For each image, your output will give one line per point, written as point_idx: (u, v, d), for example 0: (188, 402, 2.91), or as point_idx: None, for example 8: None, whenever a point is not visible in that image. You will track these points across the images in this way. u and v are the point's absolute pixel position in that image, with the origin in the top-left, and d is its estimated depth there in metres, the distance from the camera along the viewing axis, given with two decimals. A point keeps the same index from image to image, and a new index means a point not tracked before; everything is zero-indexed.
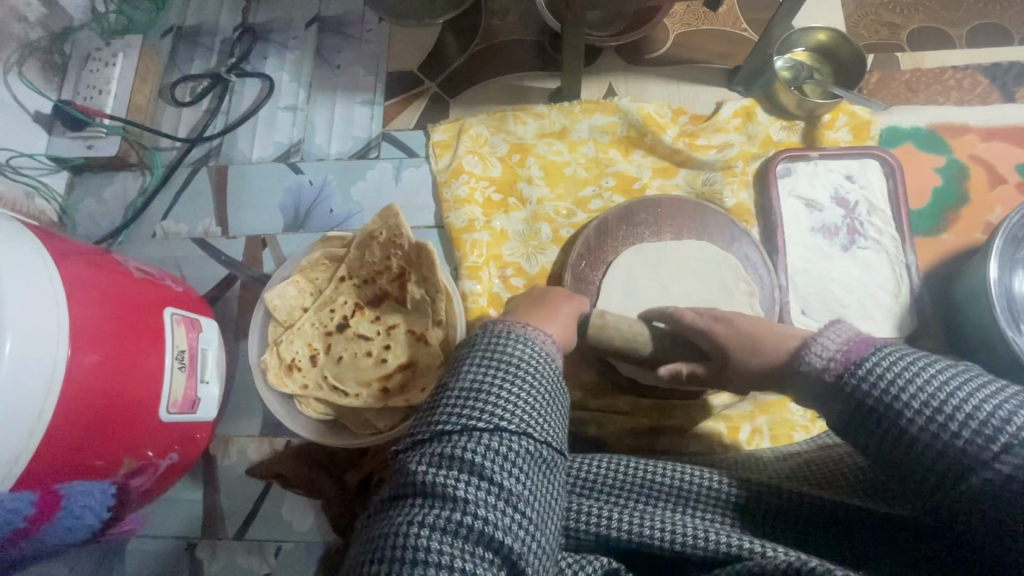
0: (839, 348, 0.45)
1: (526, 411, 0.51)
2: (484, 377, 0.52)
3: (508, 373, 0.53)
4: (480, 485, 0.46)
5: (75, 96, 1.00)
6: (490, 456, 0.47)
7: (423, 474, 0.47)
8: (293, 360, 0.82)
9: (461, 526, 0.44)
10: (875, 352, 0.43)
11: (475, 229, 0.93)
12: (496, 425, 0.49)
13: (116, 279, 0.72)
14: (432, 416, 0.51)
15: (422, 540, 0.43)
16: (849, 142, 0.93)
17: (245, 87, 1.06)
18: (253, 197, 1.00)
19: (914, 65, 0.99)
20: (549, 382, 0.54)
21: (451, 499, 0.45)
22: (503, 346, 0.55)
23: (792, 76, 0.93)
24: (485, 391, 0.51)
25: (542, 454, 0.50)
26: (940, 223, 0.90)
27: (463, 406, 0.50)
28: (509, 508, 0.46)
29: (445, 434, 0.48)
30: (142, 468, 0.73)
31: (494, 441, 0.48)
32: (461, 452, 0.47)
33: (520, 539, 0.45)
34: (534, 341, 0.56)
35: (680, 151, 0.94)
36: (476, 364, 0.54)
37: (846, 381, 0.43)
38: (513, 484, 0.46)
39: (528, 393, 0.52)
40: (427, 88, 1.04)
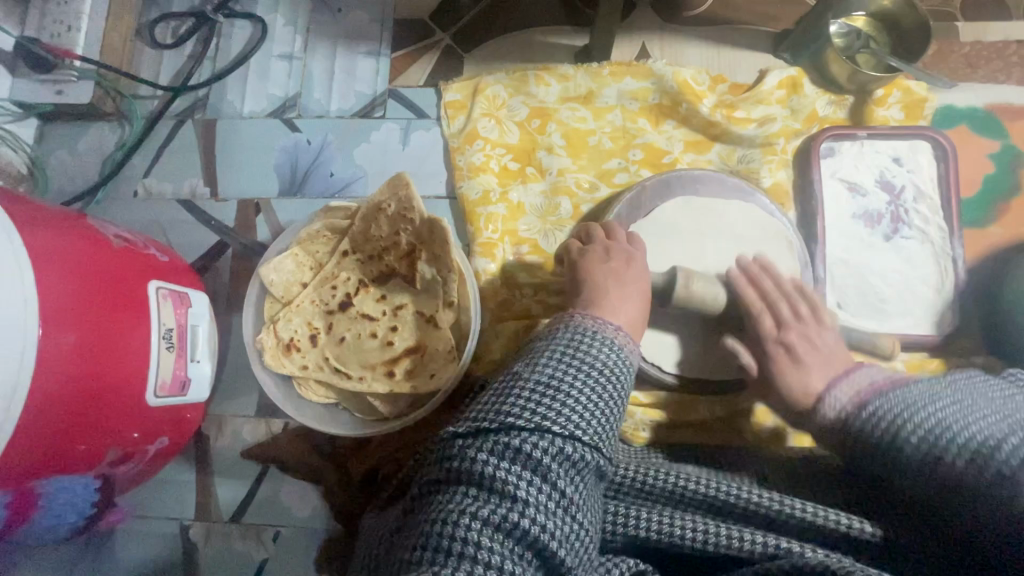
0: (848, 399, 0.56)
1: (597, 423, 0.49)
2: (562, 377, 0.50)
3: (584, 377, 0.51)
4: (542, 487, 0.44)
5: (41, 32, 0.88)
6: (558, 462, 0.45)
7: (486, 464, 0.45)
8: (292, 340, 0.76)
9: (514, 526, 0.42)
10: (879, 397, 0.53)
11: (490, 202, 0.86)
12: (571, 433, 0.46)
13: (92, 248, 0.64)
14: (501, 405, 0.48)
15: (473, 535, 0.42)
16: (900, 121, 0.86)
17: (235, 30, 0.95)
18: (245, 156, 0.91)
19: (974, 38, 0.90)
20: (622, 395, 0.53)
21: (510, 498, 0.43)
22: (584, 350, 0.53)
23: (845, 44, 0.85)
24: (560, 392, 0.49)
25: (602, 469, 0.48)
26: (988, 214, 0.85)
27: (537, 403, 0.48)
28: (566, 517, 0.45)
29: (515, 428, 0.46)
30: (130, 455, 0.68)
31: (567, 449, 0.46)
32: (530, 450, 0.45)
33: (570, 550, 0.44)
34: (613, 347, 0.55)
35: (717, 124, 0.86)
36: (555, 362, 0.52)
37: (853, 419, 0.53)
38: (573, 493, 0.45)
39: (600, 401, 0.50)
40: (439, 40, 0.94)
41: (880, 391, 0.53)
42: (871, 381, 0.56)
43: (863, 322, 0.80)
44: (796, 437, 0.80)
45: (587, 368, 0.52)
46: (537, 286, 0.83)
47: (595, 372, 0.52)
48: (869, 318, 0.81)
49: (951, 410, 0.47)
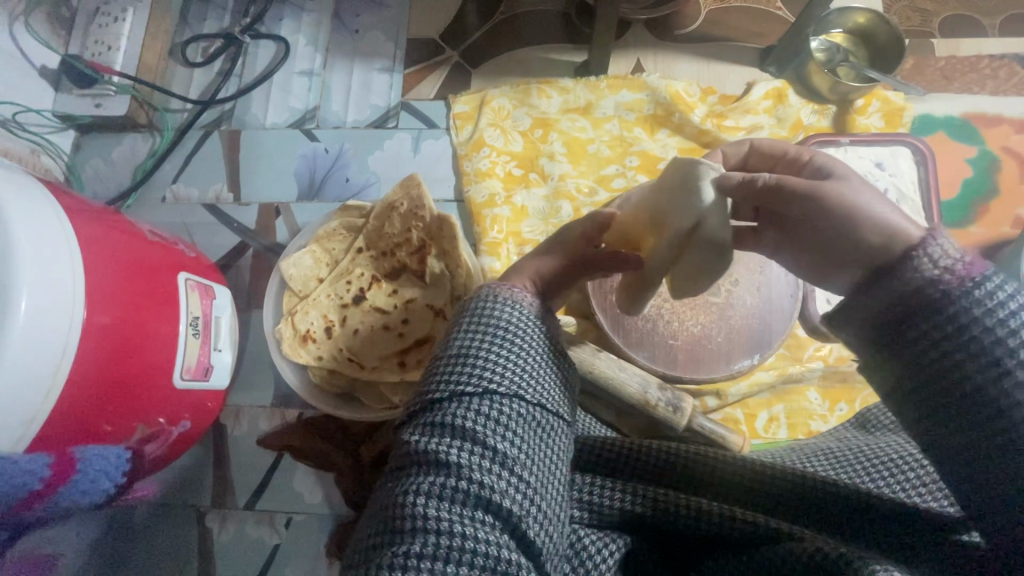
0: (961, 256, 0.39)
1: (517, 373, 0.49)
2: (472, 344, 0.50)
3: (497, 335, 0.50)
4: (474, 450, 0.45)
5: (84, 51, 0.96)
6: (483, 419, 0.46)
7: (417, 442, 0.46)
8: (308, 331, 0.81)
9: (456, 491, 0.43)
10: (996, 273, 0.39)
11: (495, 204, 0.91)
12: (486, 388, 0.47)
13: (129, 240, 0.70)
14: (424, 384, 0.50)
15: (421, 508, 0.42)
16: (881, 128, 0.91)
17: (260, 49, 1.03)
18: (266, 164, 0.97)
19: (949, 53, 0.97)
20: (542, 342, 0.52)
21: (447, 466, 0.44)
22: (488, 312, 0.52)
23: (826, 59, 0.91)
24: (472, 355, 0.49)
25: (537, 415, 0.48)
26: (968, 215, 0.89)
27: (452, 370, 0.49)
28: (505, 472, 0.45)
29: (435, 402, 0.48)
30: (156, 435, 0.72)
31: (485, 404, 0.46)
32: (454, 417, 0.46)
33: (519, 502, 0.44)
34: (521, 301, 0.54)
35: (707, 132, 0.92)
36: (465, 328, 0.52)
37: (963, 293, 0.38)
38: (507, 446, 0.46)
39: (519, 354, 0.50)
40: (448, 57, 1.01)
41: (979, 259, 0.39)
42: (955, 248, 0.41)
43: None
44: (789, 428, 0.83)
45: (495, 327, 0.51)
46: None
47: (504, 328, 0.51)
48: None
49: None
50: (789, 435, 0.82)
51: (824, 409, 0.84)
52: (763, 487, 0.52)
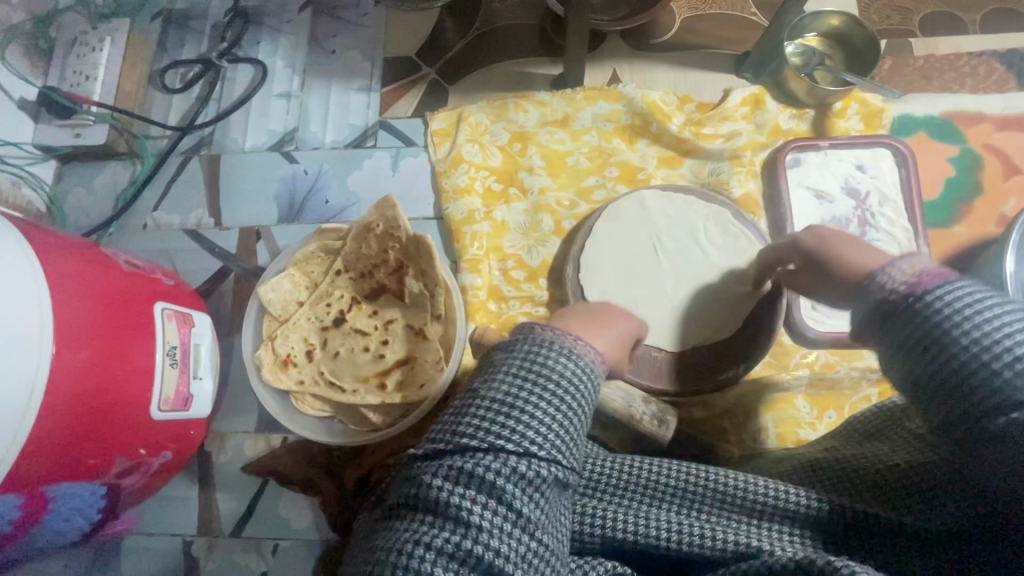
0: (907, 278, 0.41)
1: (558, 435, 0.47)
2: (519, 392, 0.47)
3: (546, 390, 0.48)
4: (498, 511, 0.43)
5: (62, 82, 0.97)
6: (514, 480, 0.44)
7: (439, 489, 0.43)
8: (288, 355, 0.80)
9: (468, 554, 0.41)
10: (946, 285, 0.39)
11: (475, 220, 0.90)
12: (525, 449, 0.45)
13: (102, 272, 0.69)
14: (456, 425, 0.47)
15: (425, 564, 0.41)
16: (861, 131, 0.91)
17: (238, 73, 1.03)
18: (246, 188, 0.97)
19: (928, 51, 0.96)
20: (588, 403, 0.50)
21: (464, 523, 0.42)
22: (546, 360, 0.49)
23: (802, 62, 0.91)
24: (519, 409, 0.46)
25: (565, 481, 0.47)
26: (952, 215, 0.88)
27: (492, 422, 0.46)
28: (525, 536, 0.43)
29: (469, 450, 0.45)
30: (135, 467, 0.72)
31: (522, 465, 0.44)
32: (484, 471, 0.44)
33: (530, 568, 0.43)
34: (579, 356, 0.50)
35: (686, 140, 0.91)
36: (516, 372, 0.48)
37: (918, 304, 0.39)
38: (531, 511, 0.44)
39: (563, 415, 0.47)
40: (425, 74, 1.01)
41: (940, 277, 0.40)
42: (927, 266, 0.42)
43: (836, 321, 0.84)
44: (777, 437, 0.82)
45: (545, 380, 0.48)
46: (524, 300, 0.88)
47: (555, 381, 0.48)
48: (842, 319, 0.84)
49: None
50: (778, 444, 0.81)
51: (813, 417, 0.83)
52: (836, 522, 0.46)
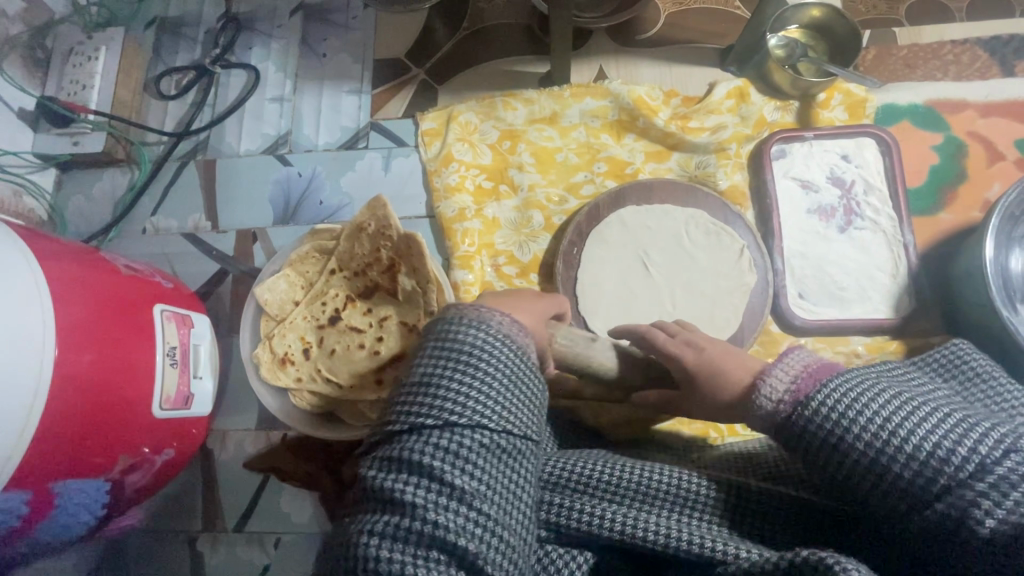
0: (788, 387, 0.48)
1: (478, 401, 0.48)
2: (433, 368, 0.49)
3: (459, 364, 0.49)
4: (431, 488, 0.45)
5: (59, 92, 0.99)
6: (440, 455, 0.46)
7: (377, 476, 0.47)
8: (286, 354, 0.82)
9: (411, 532, 0.44)
10: (823, 388, 0.46)
11: (466, 218, 0.92)
12: (446, 421, 0.47)
13: (102, 276, 0.71)
14: (386, 415, 0.50)
15: (375, 550, 0.44)
16: (845, 121, 0.92)
17: (231, 79, 1.05)
18: (242, 191, 0.99)
19: (911, 40, 0.97)
20: (511, 369, 0.50)
21: (403, 504, 0.45)
22: (453, 335, 0.50)
23: (786, 54, 0.92)
24: (432, 384, 0.48)
25: (498, 445, 0.48)
26: (937, 202, 0.89)
27: (412, 401, 0.48)
28: (462, 508, 0.45)
29: (396, 435, 0.48)
30: (138, 465, 0.73)
31: (444, 438, 0.46)
32: (410, 454, 0.46)
33: (474, 539, 0.44)
34: (488, 323, 0.51)
35: (672, 135, 0.92)
36: (430, 351, 0.51)
37: (800, 416, 0.46)
38: (465, 482, 0.46)
39: (478, 381, 0.48)
40: (415, 75, 1.02)
41: (822, 376, 0.47)
42: (816, 361, 0.49)
43: (823, 309, 0.85)
44: None
45: (459, 353, 0.49)
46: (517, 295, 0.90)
47: (467, 353, 0.49)
48: (830, 306, 0.85)
49: (911, 417, 0.42)
50: None
51: None
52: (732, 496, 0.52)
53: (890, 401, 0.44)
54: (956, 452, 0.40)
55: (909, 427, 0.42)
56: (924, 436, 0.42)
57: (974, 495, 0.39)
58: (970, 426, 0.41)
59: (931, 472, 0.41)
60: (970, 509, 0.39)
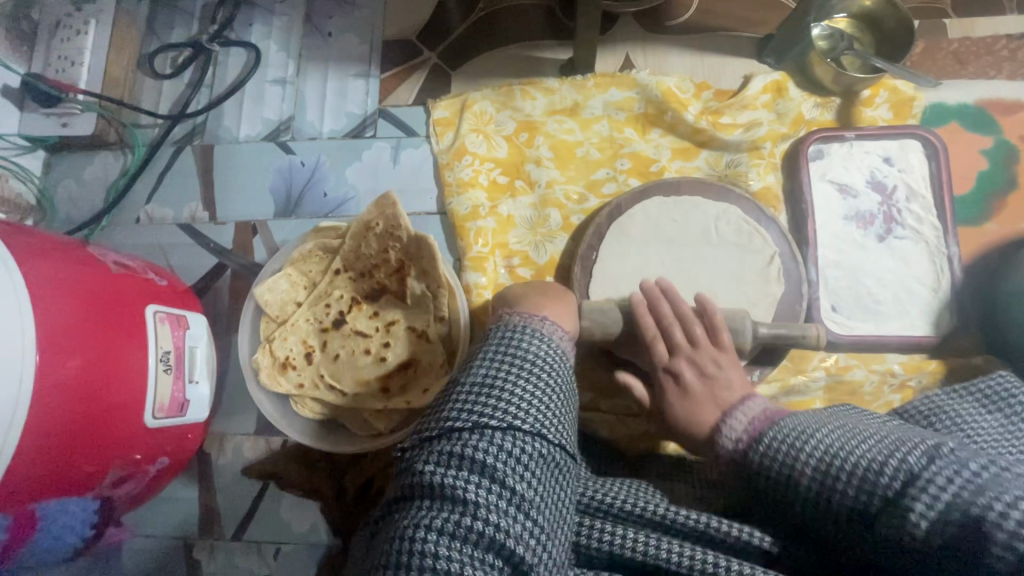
0: (745, 427, 0.53)
1: (538, 411, 0.48)
2: (497, 374, 0.50)
3: (522, 372, 0.50)
4: (491, 488, 0.43)
5: (46, 69, 0.93)
6: (502, 457, 0.45)
7: (433, 473, 0.44)
8: (287, 358, 0.78)
9: (469, 531, 0.41)
10: (772, 429, 0.51)
11: (479, 216, 0.87)
12: (509, 424, 0.46)
13: (90, 275, 0.66)
14: (442, 413, 0.48)
15: (430, 546, 0.41)
16: (889, 121, 0.86)
17: (230, 58, 0.98)
18: (242, 180, 0.93)
19: (963, 34, 0.90)
20: (562, 386, 0.52)
21: (462, 502, 0.43)
22: (516, 345, 0.53)
23: (829, 47, 0.85)
24: (496, 390, 0.49)
25: (555, 458, 0.47)
26: (984, 211, 0.83)
27: (474, 403, 0.48)
28: (520, 515, 0.43)
29: (455, 432, 0.46)
30: (130, 475, 0.70)
31: (506, 441, 0.45)
32: (473, 451, 0.44)
33: (531, 548, 0.43)
34: (552, 341, 0.55)
35: (702, 131, 0.86)
36: (490, 360, 0.52)
37: (749, 454, 0.51)
38: (524, 488, 0.44)
39: (540, 393, 0.49)
40: (427, 59, 0.96)
41: (768, 423, 0.52)
42: (766, 409, 0.55)
43: (858, 323, 0.80)
44: None
45: (522, 363, 0.52)
46: None
47: (530, 364, 0.52)
48: (865, 320, 0.80)
49: (839, 437, 0.46)
50: None
51: None
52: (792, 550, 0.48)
53: (830, 441, 0.46)
54: (923, 468, 0.40)
55: (832, 444, 0.45)
56: (854, 449, 0.44)
57: (910, 500, 0.39)
58: (903, 444, 0.43)
59: (866, 487, 0.42)
60: (905, 513, 0.39)
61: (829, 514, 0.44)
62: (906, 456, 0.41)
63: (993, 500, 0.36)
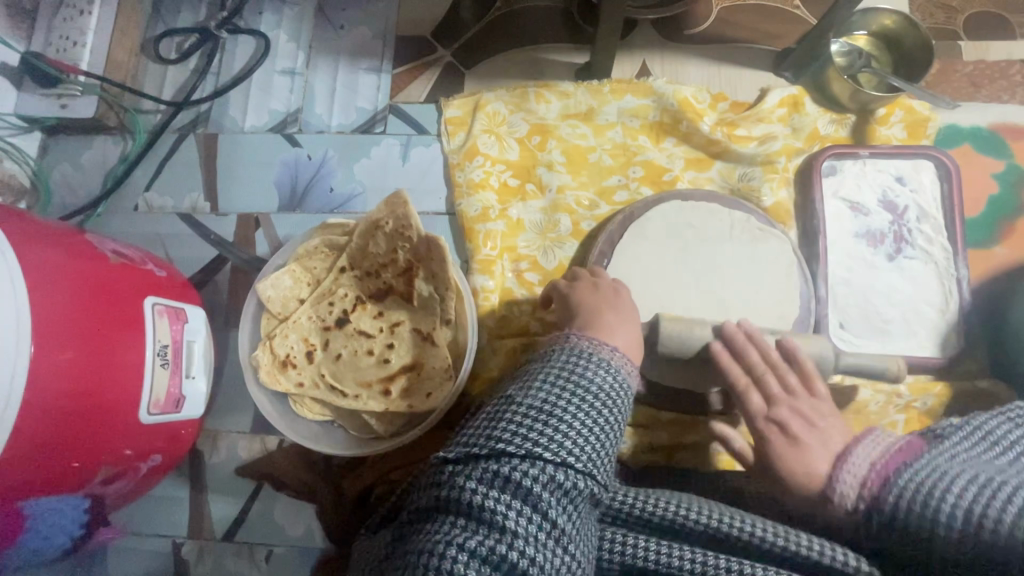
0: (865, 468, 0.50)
1: (591, 446, 0.47)
2: (555, 402, 0.48)
3: (579, 402, 0.49)
4: (532, 518, 0.43)
5: (47, 48, 0.90)
6: (551, 490, 0.43)
7: (474, 492, 0.43)
8: (287, 356, 0.76)
9: (502, 559, 0.41)
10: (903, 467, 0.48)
11: (489, 218, 0.85)
12: (563, 460, 0.45)
13: (89, 265, 0.64)
14: (494, 431, 0.46)
15: (460, 565, 0.40)
16: (903, 140, 0.85)
17: (238, 46, 0.96)
18: (246, 171, 0.91)
19: (977, 57, 0.90)
20: (617, 421, 0.50)
21: (499, 528, 0.42)
22: (578, 372, 0.51)
23: (847, 64, 0.85)
24: (554, 418, 0.47)
25: (597, 496, 0.47)
26: (993, 234, 0.84)
27: (530, 429, 0.46)
28: (557, 549, 0.43)
29: (505, 456, 0.44)
30: (122, 473, 0.68)
31: (559, 476, 0.44)
32: (520, 476, 0.43)
33: None
34: (615, 373, 0.52)
35: (717, 142, 0.85)
36: (550, 384, 0.50)
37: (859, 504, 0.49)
38: (565, 522, 0.44)
39: (596, 428, 0.48)
40: (441, 57, 0.94)
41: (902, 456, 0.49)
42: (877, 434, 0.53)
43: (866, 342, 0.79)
44: None
45: (582, 393, 0.50)
46: (537, 304, 0.83)
47: (590, 396, 0.50)
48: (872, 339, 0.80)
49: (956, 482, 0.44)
50: None
51: None
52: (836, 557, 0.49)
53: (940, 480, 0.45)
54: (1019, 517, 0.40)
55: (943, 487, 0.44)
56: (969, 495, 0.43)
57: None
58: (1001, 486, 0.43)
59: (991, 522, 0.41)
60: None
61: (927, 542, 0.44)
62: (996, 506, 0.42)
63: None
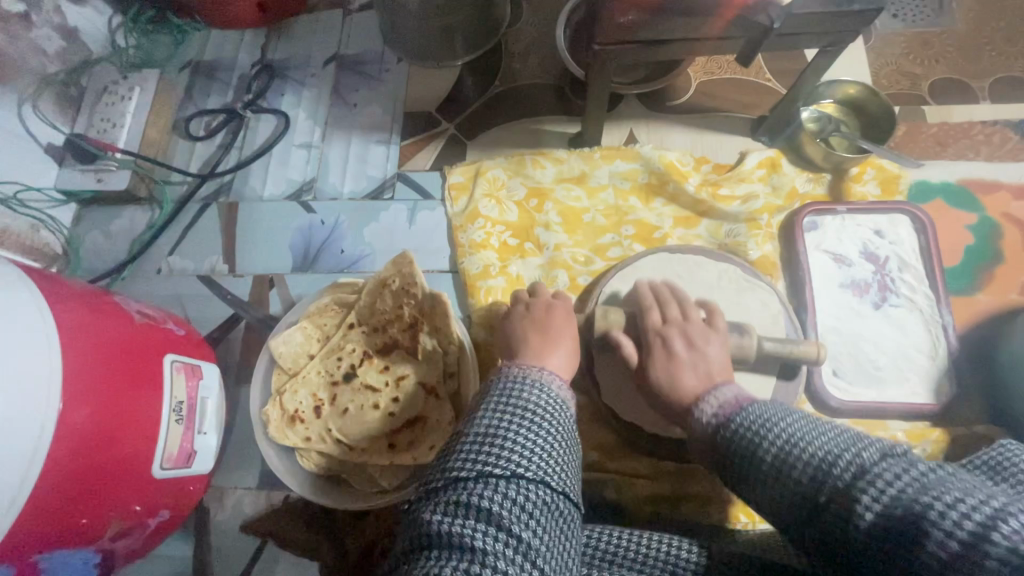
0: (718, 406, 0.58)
1: (542, 458, 0.49)
2: (500, 423, 0.51)
3: (524, 420, 0.52)
4: (498, 536, 0.44)
5: (89, 129, 0.99)
6: (510, 505, 0.45)
7: (439, 523, 0.45)
8: (296, 411, 0.78)
9: None
10: (742, 412, 0.55)
11: (490, 275, 0.90)
12: (514, 472, 0.47)
13: (116, 324, 0.68)
14: (447, 463, 0.49)
15: None
16: (878, 196, 0.91)
17: (260, 123, 1.05)
18: (264, 236, 0.97)
19: (941, 119, 0.97)
20: (564, 432, 0.53)
21: (469, 550, 0.43)
22: (518, 393, 0.55)
23: (818, 128, 0.92)
24: (499, 438, 0.50)
25: (560, 505, 0.48)
26: (973, 283, 0.87)
27: (480, 452, 0.49)
28: (527, 563, 0.44)
29: (461, 481, 0.47)
30: (131, 530, 0.69)
31: (513, 489, 0.46)
32: (479, 500, 0.45)
33: None
34: (550, 389, 0.56)
35: (703, 202, 0.91)
36: (492, 409, 0.53)
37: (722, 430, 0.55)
38: (530, 536, 0.45)
39: (545, 442, 0.51)
40: (445, 130, 1.03)
41: (742, 405, 0.56)
42: (735, 396, 0.59)
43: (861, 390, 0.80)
44: None
45: (524, 412, 0.53)
46: None
47: (531, 413, 0.53)
48: (867, 387, 0.81)
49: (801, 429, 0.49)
50: None
51: None
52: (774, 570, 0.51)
53: (792, 430, 0.50)
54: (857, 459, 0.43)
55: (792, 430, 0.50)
56: (808, 444, 0.47)
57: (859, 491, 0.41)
58: (865, 440, 0.45)
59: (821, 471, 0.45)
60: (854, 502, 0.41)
61: (779, 488, 0.48)
62: (861, 453, 0.44)
63: (932, 498, 0.38)
